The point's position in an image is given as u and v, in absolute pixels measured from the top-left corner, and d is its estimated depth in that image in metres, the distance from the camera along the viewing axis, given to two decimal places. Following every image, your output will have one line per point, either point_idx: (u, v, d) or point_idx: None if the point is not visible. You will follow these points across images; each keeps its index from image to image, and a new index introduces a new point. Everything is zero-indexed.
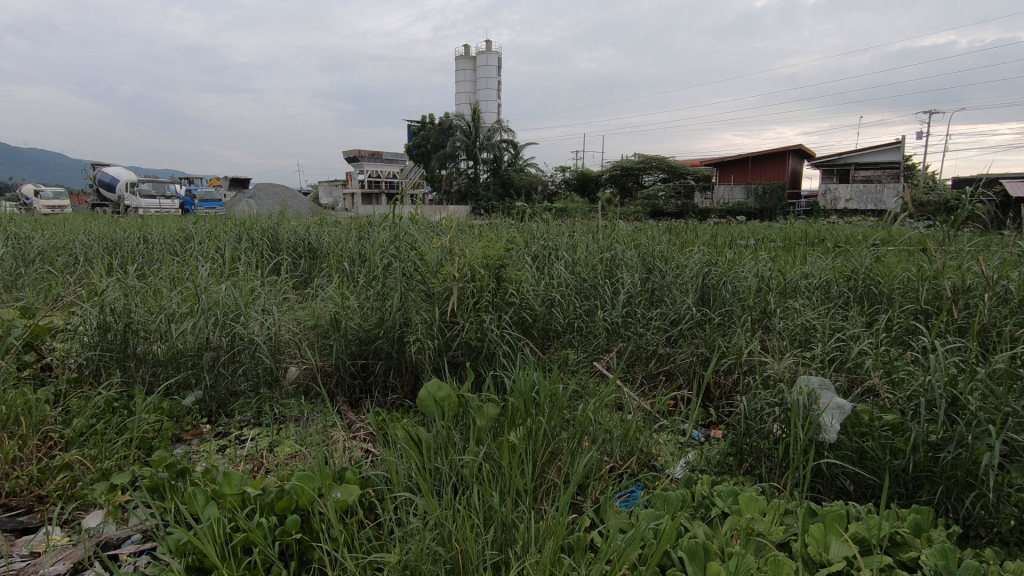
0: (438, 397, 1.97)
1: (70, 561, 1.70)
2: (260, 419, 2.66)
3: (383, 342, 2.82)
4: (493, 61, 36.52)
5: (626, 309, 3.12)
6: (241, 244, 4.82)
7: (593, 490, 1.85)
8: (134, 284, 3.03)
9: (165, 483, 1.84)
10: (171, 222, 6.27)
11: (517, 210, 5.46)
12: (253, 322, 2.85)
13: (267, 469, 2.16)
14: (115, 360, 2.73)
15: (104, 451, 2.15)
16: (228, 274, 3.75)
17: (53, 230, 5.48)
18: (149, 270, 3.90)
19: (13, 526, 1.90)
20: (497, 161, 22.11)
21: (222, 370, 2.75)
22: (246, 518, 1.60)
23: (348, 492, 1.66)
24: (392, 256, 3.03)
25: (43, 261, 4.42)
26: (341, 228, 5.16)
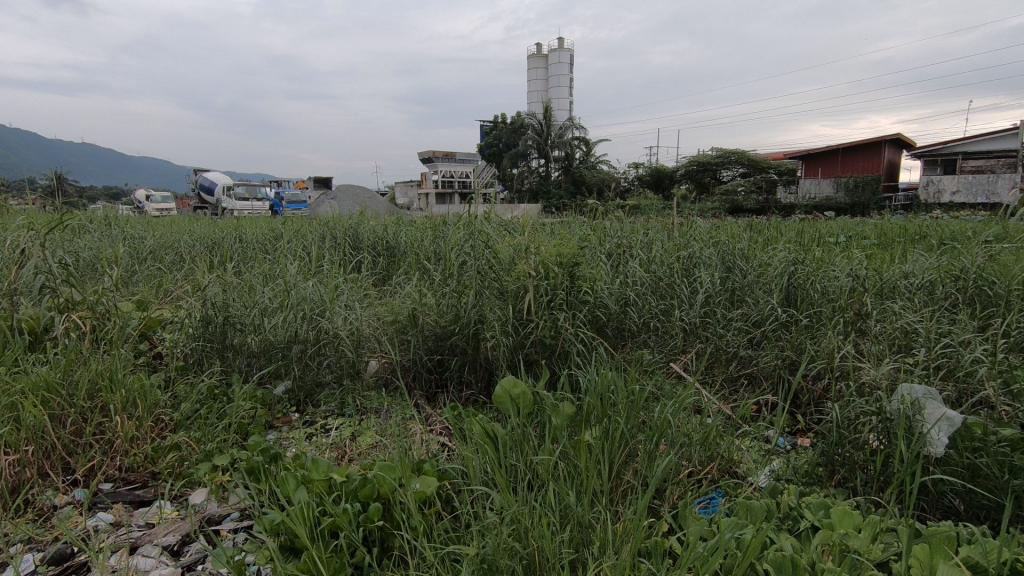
0: (513, 394, 1.98)
1: (178, 533, 1.86)
2: (344, 410, 2.79)
3: (458, 339, 2.87)
4: (566, 58, 36.29)
5: (704, 309, 3.01)
6: (325, 243, 5.06)
7: (671, 494, 1.80)
8: (232, 281, 3.27)
9: (260, 467, 1.97)
10: (262, 223, 6.70)
11: (590, 208, 5.40)
12: (338, 317, 2.99)
13: (351, 458, 2.27)
14: (216, 351, 2.95)
15: (207, 434, 2.33)
16: (314, 272, 3.95)
17: (163, 231, 5.98)
18: (245, 267, 4.19)
19: (131, 499, 2.10)
20: (569, 159, 21.98)
21: (309, 362, 2.91)
22: (333, 504, 1.68)
23: (427, 483, 1.70)
24: (468, 253, 3.08)
25: (154, 259, 4.86)
26: (418, 228, 5.31)
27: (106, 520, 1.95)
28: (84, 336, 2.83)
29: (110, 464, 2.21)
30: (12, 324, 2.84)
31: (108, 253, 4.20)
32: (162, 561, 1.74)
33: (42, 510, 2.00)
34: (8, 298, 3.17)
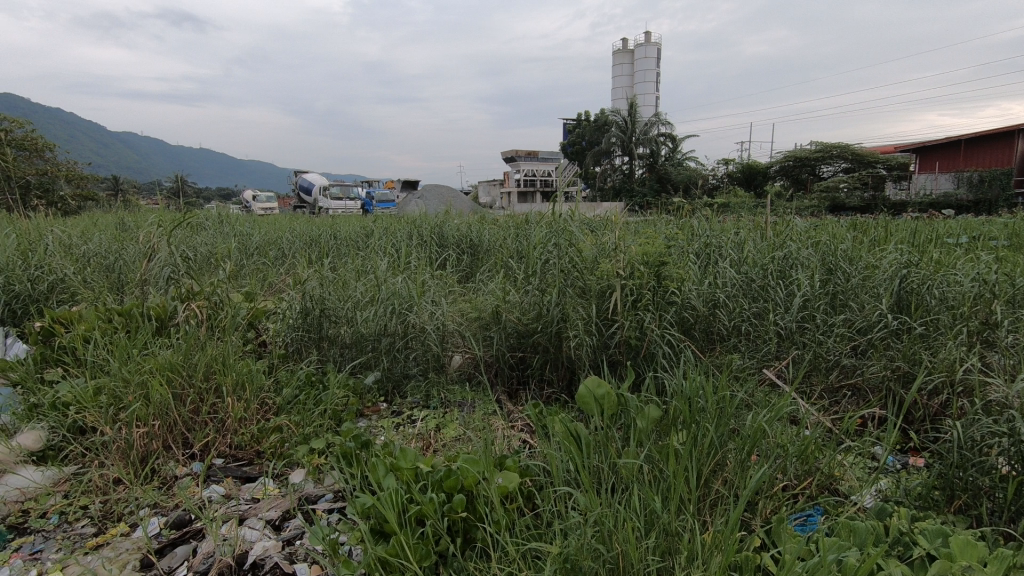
0: (597, 394, 1.96)
1: (280, 509, 2.00)
2: (429, 402, 2.88)
3: (540, 337, 2.88)
4: (653, 53, 35.31)
5: (802, 313, 2.83)
6: (412, 241, 5.24)
7: (764, 508, 1.71)
8: (328, 275, 3.46)
9: (352, 452, 2.07)
10: (355, 222, 7.05)
11: (676, 206, 5.22)
12: (425, 312, 3.09)
13: (436, 448, 2.34)
14: (313, 341, 3.14)
15: (306, 419, 2.50)
16: (403, 268, 4.10)
17: (267, 229, 6.44)
18: (340, 264, 4.42)
19: (240, 474, 2.28)
20: (654, 156, 21.42)
21: (397, 355, 3.03)
22: (420, 492, 1.73)
23: (509, 479, 1.72)
24: (551, 252, 3.06)
25: (260, 254, 5.26)
26: (501, 227, 5.37)
27: (218, 492, 2.13)
28: (202, 323, 3.10)
29: (222, 442, 2.41)
30: (143, 310, 3.17)
31: (221, 248, 4.58)
32: (266, 534, 1.88)
33: (165, 479, 2.21)
34: (140, 287, 3.54)
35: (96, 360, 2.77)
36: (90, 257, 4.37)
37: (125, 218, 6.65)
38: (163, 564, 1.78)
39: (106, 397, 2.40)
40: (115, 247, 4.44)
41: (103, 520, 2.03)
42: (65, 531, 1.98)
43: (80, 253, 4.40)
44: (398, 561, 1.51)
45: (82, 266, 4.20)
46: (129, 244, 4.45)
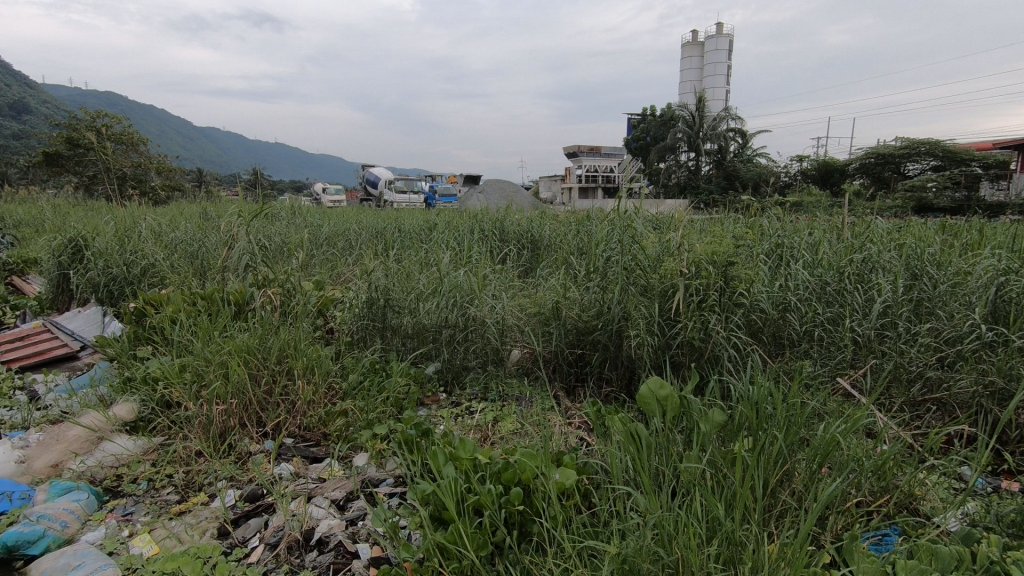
0: (659, 395, 1.91)
1: (344, 490, 2.09)
2: (487, 394, 2.92)
3: (600, 335, 2.85)
4: (724, 44, 34.06)
5: (882, 320, 2.66)
6: (474, 235, 5.31)
7: (834, 524, 1.63)
8: (393, 266, 3.56)
9: (413, 439, 2.12)
10: (419, 215, 7.22)
11: (745, 204, 5.03)
12: (485, 306, 3.11)
13: (493, 441, 2.37)
14: (377, 330, 3.24)
15: (370, 405, 2.58)
16: (464, 261, 4.16)
17: (336, 221, 6.70)
18: (404, 256, 4.53)
19: (308, 454, 2.40)
20: (722, 152, 20.68)
21: (457, 346, 3.08)
22: (478, 482, 1.76)
23: (567, 475, 1.71)
24: (614, 248, 3.01)
25: (330, 244, 5.48)
26: (562, 222, 5.34)
27: (288, 470, 2.24)
28: (276, 309, 3.27)
29: (292, 423, 2.54)
30: (223, 295, 3.37)
31: (294, 238, 4.80)
32: (331, 513, 1.97)
33: (240, 455, 2.35)
34: (220, 274, 3.77)
35: (182, 340, 2.98)
36: (178, 244, 4.69)
37: (209, 209, 7.11)
38: (238, 534, 1.90)
39: (189, 374, 2.58)
40: (199, 235, 4.74)
41: (186, 489, 2.18)
42: (153, 497, 2.14)
43: (169, 240, 4.73)
44: (457, 549, 1.54)
45: (170, 252, 4.51)
46: (212, 232, 4.75)
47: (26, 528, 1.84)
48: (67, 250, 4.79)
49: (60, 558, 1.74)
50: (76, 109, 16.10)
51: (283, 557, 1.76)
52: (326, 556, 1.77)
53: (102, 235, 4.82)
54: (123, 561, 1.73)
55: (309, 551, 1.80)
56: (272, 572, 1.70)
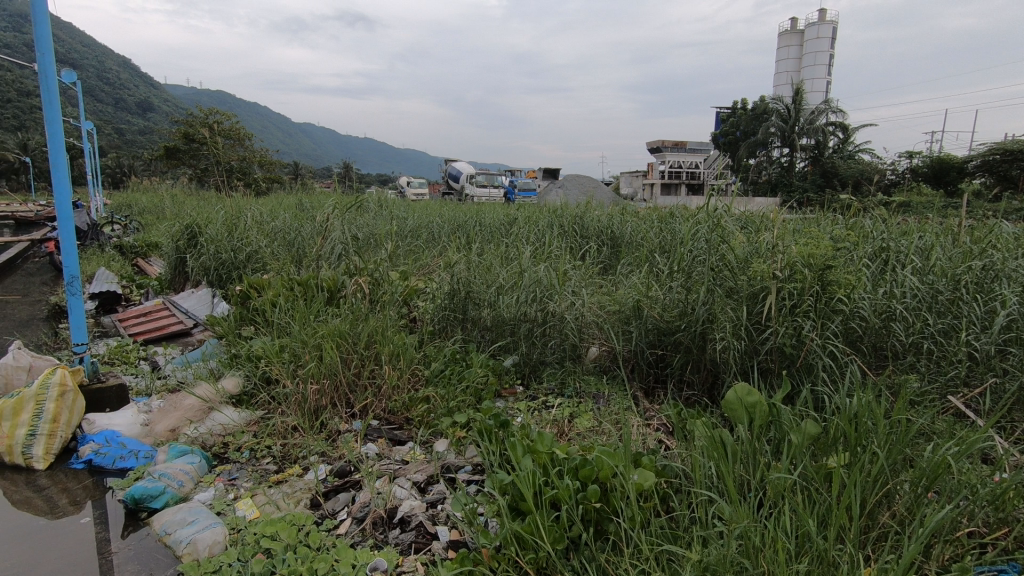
0: (747, 402, 1.83)
1: (425, 473, 2.17)
2: (564, 390, 2.93)
3: (683, 336, 2.77)
4: (827, 31, 31.81)
5: (1005, 335, 2.41)
6: (554, 231, 5.30)
7: (940, 553, 1.50)
8: (475, 259, 3.63)
9: (492, 429, 2.17)
10: (499, 209, 7.30)
11: (847, 204, 4.69)
12: (565, 301, 3.11)
13: (569, 436, 2.37)
14: (458, 321, 3.32)
15: (451, 393, 2.66)
16: (544, 256, 4.17)
17: (420, 213, 6.92)
18: (485, 249, 4.61)
19: (392, 437, 2.52)
20: (820, 148, 19.35)
21: (535, 341, 3.10)
22: (555, 476, 1.77)
23: (646, 477, 1.68)
24: (700, 247, 2.91)
25: (414, 236, 5.67)
26: (645, 219, 5.22)
27: (373, 450, 2.37)
28: (365, 296, 3.44)
29: (378, 406, 2.67)
30: (318, 282, 3.59)
31: (382, 230, 5.01)
32: (413, 493, 2.05)
33: (331, 432, 2.51)
34: (316, 262, 4.01)
35: (281, 322, 3.20)
36: (278, 232, 5.03)
37: (305, 200, 7.56)
38: (328, 506, 2.02)
39: (288, 354, 2.77)
40: (297, 224, 5.06)
41: (283, 460, 2.36)
42: (254, 465, 2.34)
43: (270, 228, 5.07)
44: (533, 539, 1.57)
45: (271, 240, 4.85)
46: (308, 222, 5.05)
47: (149, 484, 2.08)
48: (184, 236, 5.28)
49: (177, 513, 1.97)
50: (192, 107, 17.61)
51: (368, 532, 1.87)
52: (408, 534, 1.86)
53: (214, 222, 5.26)
54: (229, 521, 1.91)
55: (392, 528, 1.90)
56: (358, 545, 1.81)
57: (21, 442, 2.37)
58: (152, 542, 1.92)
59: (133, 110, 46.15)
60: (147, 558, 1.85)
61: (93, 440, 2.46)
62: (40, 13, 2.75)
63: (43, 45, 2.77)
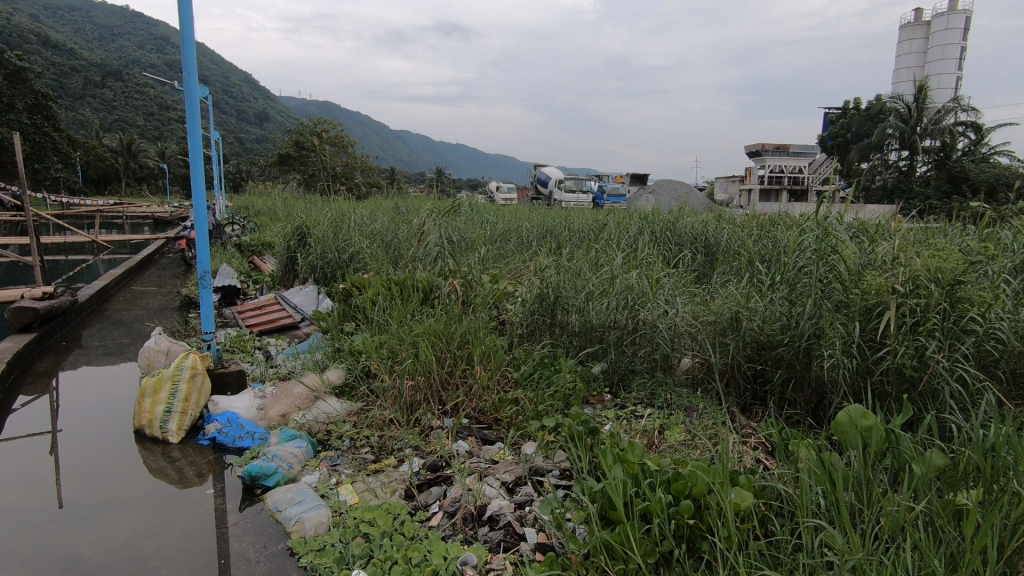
0: (861, 425, 1.69)
1: (514, 474, 2.20)
2: (653, 401, 2.85)
3: (785, 351, 2.61)
4: (959, 22, 28.72)
5: None
6: (646, 237, 5.18)
7: None
8: (564, 264, 3.62)
9: (580, 436, 2.16)
10: (589, 215, 7.23)
11: (984, 213, 4.20)
12: (658, 309, 3.02)
13: (660, 449, 2.32)
14: (546, 325, 3.33)
15: (539, 396, 2.68)
16: (636, 262, 4.08)
17: (509, 218, 7.01)
18: (575, 254, 4.59)
19: (481, 436, 2.58)
20: (947, 150, 17.49)
21: (624, 348, 3.04)
22: (647, 488, 1.73)
23: (744, 497, 1.60)
24: (807, 257, 2.73)
25: (505, 239, 5.75)
26: (743, 227, 4.97)
27: (464, 447, 2.43)
28: (458, 298, 3.54)
29: (468, 404, 2.74)
30: (414, 282, 3.75)
31: (474, 233, 5.14)
32: (501, 493, 2.09)
33: (424, 427, 2.61)
34: (412, 264, 4.18)
35: (380, 320, 3.38)
36: (377, 234, 5.30)
37: (401, 204, 7.91)
38: (422, 498, 2.11)
39: (386, 350, 2.91)
40: (395, 226, 5.32)
41: (380, 450, 2.49)
42: (353, 453, 2.49)
43: (371, 230, 5.36)
44: (624, 550, 1.55)
45: (372, 241, 5.12)
46: (405, 224, 5.29)
47: (264, 463, 2.27)
48: (295, 236, 5.70)
49: (287, 492, 2.13)
50: (304, 117, 19.00)
51: (458, 527, 1.93)
52: (497, 532, 1.90)
53: (321, 224, 5.64)
54: (332, 504, 2.04)
55: (481, 525, 1.94)
56: (449, 538, 1.87)
57: (160, 417, 2.69)
58: (264, 517, 2.10)
59: (252, 120, 50.58)
60: (261, 531, 2.02)
61: (217, 419, 2.72)
62: (187, 38, 3.09)
63: (189, 65, 3.10)
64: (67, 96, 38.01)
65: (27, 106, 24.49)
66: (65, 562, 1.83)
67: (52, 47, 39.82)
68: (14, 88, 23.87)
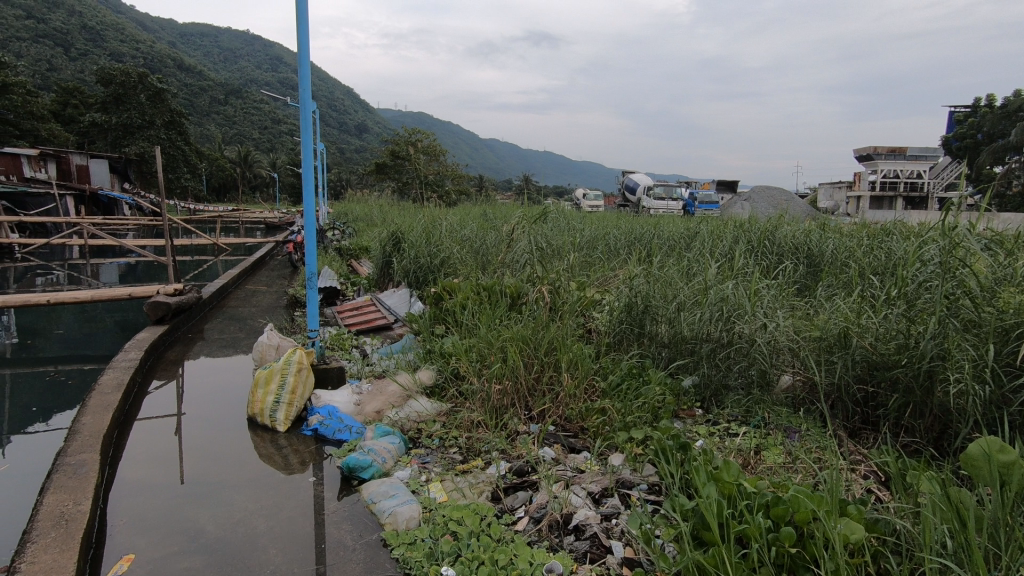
0: (998, 461, 1.52)
1: (600, 485, 2.17)
2: (749, 418, 2.71)
3: (902, 373, 2.37)
4: None
5: None
6: (742, 246, 4.94)
7: None
8: (654, 273, 3.52)
9: (670, 450, 2.09)
10: (680, 223, 7.01)
11: None
12: (756, 322, 2.87)
13: (755, 470, 2.20)
14: (635, 335, 3.26)
15: (628, 408, 2.62)
16: (731, 271, 3.90)
17: (596, 225, 6.96)
18: (665, 262, 4.47)
19: (567, 444, 2.57)
20: None
21: (718, 362, 2.90)
22: (743, 511, 1.64)
23: (854, 528, 1.48)
24: (931, 272, 2.49)
25: (592, 246, 5.71)
26: (852, 237, 4.62)
27: (550, 454, 2.44)
28: (545, 304, 3.56)
29: (555, 412, 2.74)
30: (502, 289, 3.81)
31: (562, 240, 5.14)
32: (588, 504, 2.07)
33: (511, 431, 2.64)
34: (501, 270, 4.25)
35: (470, 324, 3.46)
36: (467, 239, 5.44)
37: (490, 211, 8.07)
38: (508, 501, 2.14)
39: (475, 354, 2.98)
40: (484, 232, 5.43)
41: (467, 451, 2.56)
42: (442, 452, 2.57)
43: (461, 236, 5.51)
44: (718, 573, 1.48)
45: (461, 247, 5.27)
46: (494, 231, 5.39)
47: (360, 456, 2.40)
48: (390, 241, 5.99)
49: (382, 485, 2.23)
50: (399, 128, 19.92)
51: (545, 533, 1.93)
52: (583, 542, 1.88)
53: (414, 231, 5.87)
54: (423, 501, 2.12)
55: (567, 534, 1.93)
56: (535, 544, 1.88)
57: (270, 407, 2.92)
58: (361, 508, 2.21)
59: (353, 132, 53.74)
60: (357, 520, 2.13)
61: (319, 412, 2.91)
62: (303, 58, 3.35)
63: (304, 82, 3.36)
64: (196, 113, 42.33)
65: (164, 123, 27.58)
66: (190, 533, 2.03)
67: (185, 70, 44.56)
68: (154, 107, 26.95)
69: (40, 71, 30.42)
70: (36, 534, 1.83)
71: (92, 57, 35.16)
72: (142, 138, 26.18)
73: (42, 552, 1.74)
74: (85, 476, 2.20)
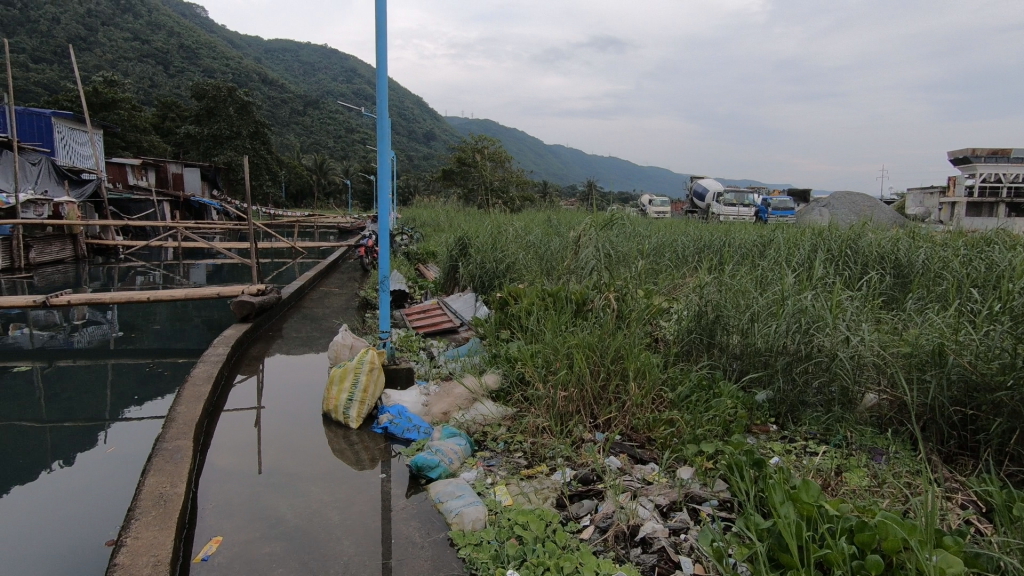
0: None
1: (668, 498, 2.12)
2: (828, 437, 2.57)
3: (1007, 396, 2.17)
4: None
5: None
6: (823, 254, 4.68)
7: None
8: (726, 280, 3.41)
9: (743, 466, 2.01)
10: (754, 230, 6.73)
11: None
12: (838, 335, 2.71)
13: (837, 492, 2.08)
14: (705, 345, 3.16)
15: (698, 420, 2.54)
16: (810, 281, 3.71)
17: (664, 232, 6.81)
18: (738, 271, 4.31)
19: (633, 454, 2.52)
20: None
21: (794, 377, 2.77)
22: (824, 535, 1.56)
23: (951, 562, 1.37)
24: None
25: (661, 253, 5.58)
26: (948, 247, 4.27)
27: (616, 463, 2.40)
28: (613, 311, 3.52)
29: (621, 421, 2.71)
30: (567, 295, 3.79)
31: (629, 247, 5.06)
32: (655, 517, 2.02)
33: (576, 438, 2.62)
34: (567, 276, 4.24)
35: (536, 330, 3.47)
36: (532, 245, 5.46)
37: (555, 217, 8.06)
38: (573, 509, 2.12)
39: (541, 359, 2.98)
40: (550, 238, 5.44)
41: (532, 456, 2.57)
42: (507, 457, 2.60)
43: (527, 242, 5.54)
44: None
45: (527, 252, 5.29)
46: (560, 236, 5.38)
47: (428, 456, 2.46)
48: (457, 246, 6.10)
49: (449, 485, 2.28)
50: (466, 135, 20.31)
51: (611, 543, 1.91)
52: (650, 556, 1.84)
53: (481, 236, 5.96)
54: (489, 503, 2.14)
55: (633, 546, 1.90)
56: (600, 554, 1.87)
57: (344, 404, 3.05)
58: (428, 506, 2.27)
59: (422, 139, 55.27)
60: (424, 518, 2.19)
61: (389, 411, 3.01)
62: (381, 69, 3.48)
63: (381, 93, 3.50)
64: (278, 124, 44.95)
65: (249, 134, 29.46)
66: (271, 520, 2.15)
67: (269, 83, 47.48)
68: (241, 119, 28.84)
69: (143, 88, 33.27)
70: (139, 512, 2.00)
71: (188, 74, 38.16)
72: (230, 148, 28.10)
73: (145, 528, 1.90)
74: (181, 461, 2.38)
